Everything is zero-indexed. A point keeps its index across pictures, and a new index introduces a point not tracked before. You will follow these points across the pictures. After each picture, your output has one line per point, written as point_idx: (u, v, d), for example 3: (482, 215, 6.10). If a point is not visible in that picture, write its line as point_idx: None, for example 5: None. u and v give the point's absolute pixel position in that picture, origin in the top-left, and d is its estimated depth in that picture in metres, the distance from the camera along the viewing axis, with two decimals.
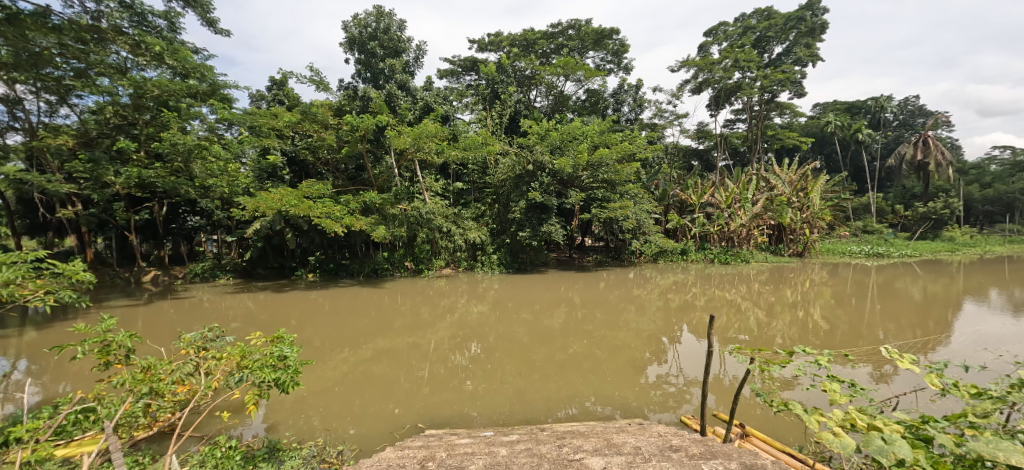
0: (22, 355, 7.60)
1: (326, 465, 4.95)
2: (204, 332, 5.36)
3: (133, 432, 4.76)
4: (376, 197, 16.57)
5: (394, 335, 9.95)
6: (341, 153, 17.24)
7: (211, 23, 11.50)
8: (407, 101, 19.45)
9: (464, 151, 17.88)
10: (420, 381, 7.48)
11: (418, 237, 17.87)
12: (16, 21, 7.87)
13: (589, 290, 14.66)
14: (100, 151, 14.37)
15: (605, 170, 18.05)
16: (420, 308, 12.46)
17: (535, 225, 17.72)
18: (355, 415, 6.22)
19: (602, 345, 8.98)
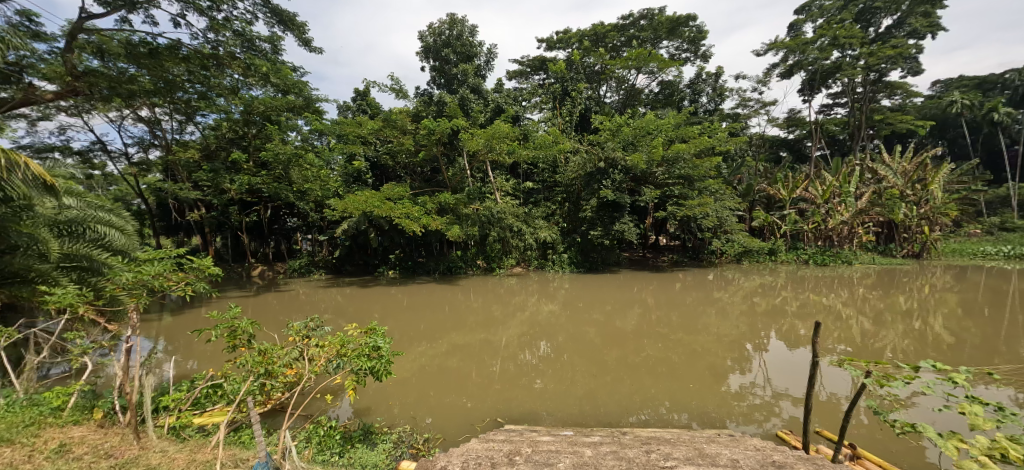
0: (162, 336, 8.86)
1: (414, 450, 5.24)
2: (308, 321, 5.77)
3: (251, 408, 5.37)
4: (451, 198, 17.17)
5: (470, 331, 10.30)
6: (418, 156, 18.07)
7: (305, 43, 12.61)
8: (480, 103, 19.94)
9: (536, 151, 17.98)
10: (495, 378, 7.66)
11: (489, 236, 18.30)
12: (157, 54, 9.28)
13: (665, 291, 14.15)
14: (219, 162, 16.43)
15: (682, 166, 17.31)
16: (493, 306, 12.77)
17: (608, 224, 17.41)
18: (432, 407, 6.52)
19: (679, 349, 8.67)
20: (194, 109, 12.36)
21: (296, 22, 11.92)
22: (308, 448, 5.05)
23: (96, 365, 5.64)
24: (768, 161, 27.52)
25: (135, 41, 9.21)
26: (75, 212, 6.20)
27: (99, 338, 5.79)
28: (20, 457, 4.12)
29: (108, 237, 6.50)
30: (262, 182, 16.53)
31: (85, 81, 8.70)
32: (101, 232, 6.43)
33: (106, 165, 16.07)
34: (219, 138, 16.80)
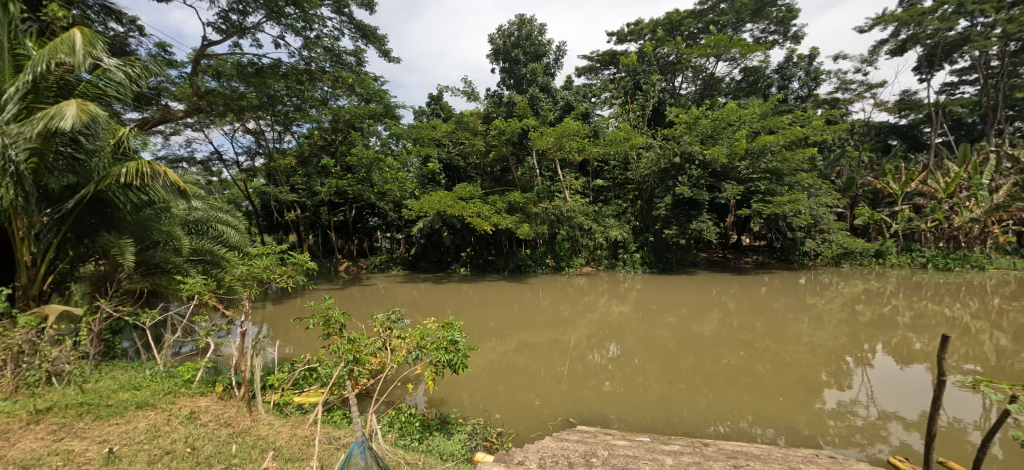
0: (266, 322, 9.98)
1: (488, 443, 5.52)
2: (390, 313, 6.21)
3: (341, 391, 5.92)
4: (520, 197, 17.48)
5: (539, 330, 10.51)
6: (489, 156, 18.61)
7: (385, 54, 13.48)
8: (549, 102, 20.10)
9: (607, 148, 17.78)
10: (565, 378, 7.77)
11: (559, 235, 18.42)
12: (262, 73, 10.46)
13: (746, 295, 13.43)
14: (312, 168, 18.08)
15: (768, 160, 16.24)
16: (561, 305, 12.90)
17: (684, 223, 16.75)
18: (502, 402, 6.78)
19: (765, 359, 8.22)
20: (291, 120, 13.66)
21: (376, 35, 12.79)
22: (391, 432, 5.51)
23: (217, 345, 6.51)
24: (875, 150, 24.94)
25: (245, 63, 10.42)
26: (201, 213, 7.20)
27: (219, 323, 6.67)
28: (161, 418, 4.83)
29: (226, 235, 7.44)
30: (348, 185, 17.93)
31: (208, 99, 10.03)
32: (219, 231, 7.37)
33: (221, 172, 18.31)
34: (312, 145, 18.41)
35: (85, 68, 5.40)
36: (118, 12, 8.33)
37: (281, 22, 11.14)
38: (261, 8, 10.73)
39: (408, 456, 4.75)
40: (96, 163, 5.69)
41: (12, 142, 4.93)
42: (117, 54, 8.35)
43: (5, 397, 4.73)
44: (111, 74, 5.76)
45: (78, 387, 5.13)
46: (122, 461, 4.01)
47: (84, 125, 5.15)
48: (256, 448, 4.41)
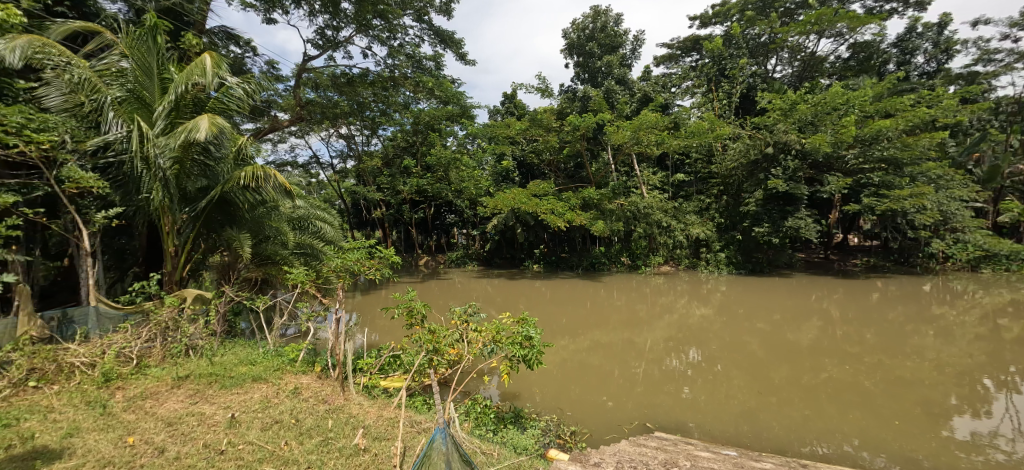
0: (355, 311, 10.95)
1: (561, 441, 5.59)
2: (467, 307, 6.50)
3: (422, 379, 6.34)
4: (594, 193, 17.33)
5: (614, 330, 10.42)
6: (563, 153, 18.66)
7: (462, 57, 14.04)
8: (626, 94, 19.68)
9: (688, 140, 17.06)
10: (641, 382, 7.61)
11: (635, 232, 18.04)
12: (353, 83, 11.42)
13: (852, 302, 12.20)
14: (395, 168, 19.38)
15: (884, 147, 14.63)
16: (636, 305, 12.67)
17: (776, 219, 15.56)
18: (574, 402, 6.84)
19: (876, 375, 7.43)
20: (376, 123, 14.66)
21: (453, 40, 13.39)
22: (468, 421, 5.78)
23: (315, 330, 7.24)
24: None
25: (338, 74, 11.39)
26: (304, 211, 8.08)
27: (317, 310, 7.43)
28: (271, 391, 5.47)
29: (322, 230, 8.33)
30: (427, 183, 18.84)
31: (312, 109, 11.23)
32: (317, 227, 8.26)
33: (318, 173, 20.13)
34: (395, 147, 19.60)
35: (213, 86, 6.30)
36: (237, 37, 9.50)
37: (368, 34, 12.03)
38: (351, 22, 11.64)
39: (484, 446, 4.96)
40: (221, 168, 6.59)
41: (161, 152, 5.88)
42: (235, 73, 9.54)
43: (156, 364, 5.66)
44: (233, 90, 6.66)
45: (208, 359, 5.98)
46: (241, 426, 4.59)
47: (213, 136, 6.01)
48: (348, 424, 4.81)
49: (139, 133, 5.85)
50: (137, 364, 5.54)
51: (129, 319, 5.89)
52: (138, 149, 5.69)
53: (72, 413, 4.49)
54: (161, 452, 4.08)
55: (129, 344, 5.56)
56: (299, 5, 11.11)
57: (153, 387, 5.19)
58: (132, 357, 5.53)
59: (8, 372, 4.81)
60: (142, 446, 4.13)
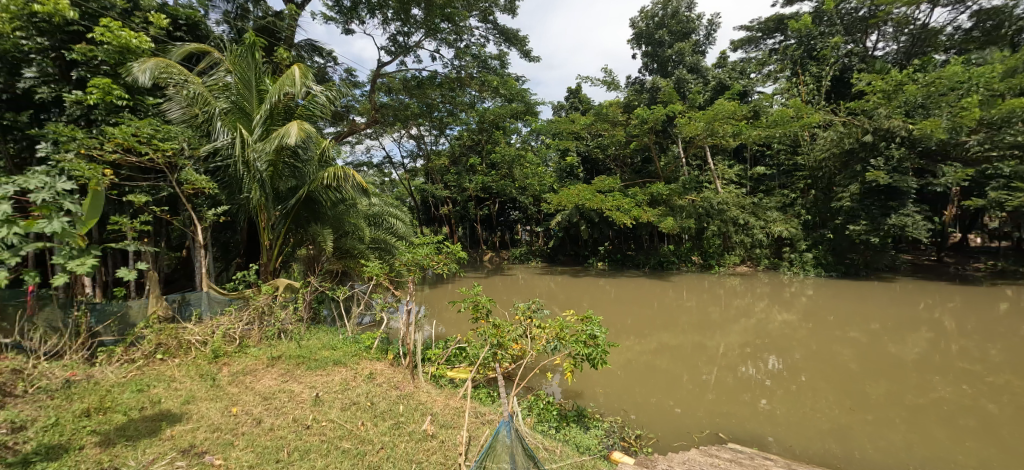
0: (425, 303, 11.55)
1: (625, 444, 5.54)
2: (530, 303, 6.58)
3: (486, 371, 6.56)
4: (664, 189, 16.85)
5: (683, 333, 10.05)
6: (630, 147, 18.26)
7: (526, 54, 14.20)
8: (698, 83, 18.90)
9: (769, 129, 16.02)
10: (712, 388, 7.24)
11: (708, 230, 17.31)
12: (421, 87, 12.13)
13: (972, 314, 10.75)
14: (461, 166, 20.09)
15: (1019, 130, 11.94)
16: (709, 308, 12.12)
17: (877, 215, 13.79)
18: (640, 405, 6.67)
19: (1001, 398, 6.51)
20: (443, 123, 15.13)
21: (518, 38, 13.59)
22: (531, 416, 5.88)
23: (388, 320, 7.68)
24: None
25: (408, 78, 12.09)
26: (378, 208, 8.65)
27: (389, 301, 7.90)
28: (350, 375, 5.94)
29: (395, 226, 8.87)
30: (492, 181, 19.50)
31: (389, 112, 12.06)
32: (391, 223, 8.81)
33: (390, 173, 21.24)
34: (461, 146, 20.12)
35: (301, 94, 6.91)
36: (320, 49, 10.29)
37: (436, 37, 12.51)
38: (421, 27, 12.17)
39: (547, 442, 5.00)
40: (308, 169, 7.22)
41: (258, 156, 6.58)
42: (318, 81, 10.31)
43: (255, 344, 6.37)
44: (317, 97, 7.28)
45: (297, 342, 6.62)
46: (324, 405, 5.04)
47: (301, 140, 6.62)
48: (417, 411, 5.10)
49: (241, 139, 6.59)
50: (239, 343, 6.25)
51: (232, 303, 6.66)
52: (241, 154, 6.44)
53: (188, 384, 5.17)
54: (258, 423, 4.58)
55: (233, 326, 6.29)
56: (375, 14, 11.79)
57: (252, 365, 5.84)
58: (235, 337, 6.25)
59: (141, 345, 5.67)
60: (243, 417, 4.65)
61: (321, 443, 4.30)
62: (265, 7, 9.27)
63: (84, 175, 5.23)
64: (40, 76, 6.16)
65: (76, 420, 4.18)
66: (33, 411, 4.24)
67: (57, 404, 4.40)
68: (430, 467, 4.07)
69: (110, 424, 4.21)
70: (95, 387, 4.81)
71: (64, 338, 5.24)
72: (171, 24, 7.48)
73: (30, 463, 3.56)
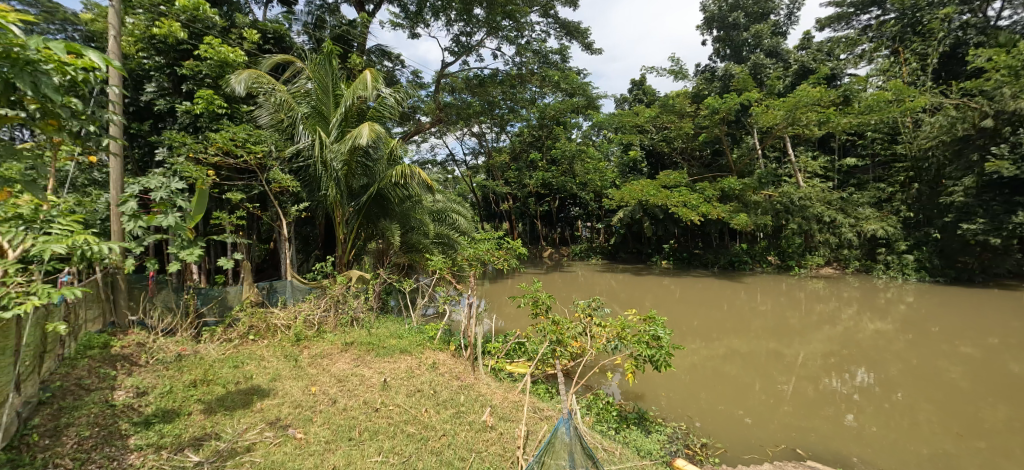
0: (485, 297, 11.87)
1: (689, 452, 5.24)
2: (590, 301, 6.55)
3: (545, 367, 6.63)
4: (736, 183, 16.10)
5: (756, 338, 9.26)
6: (698, 139, 17.54)
7: (587, 47, 14.10)
8: (778, 68, 17.73)
9: (861, 117, 14.62)
10: (789, 401, 6.56)
11: (788, 227, 16.13)
12: (483, 85, 12.54)
13: None
14: (522, 163, 20.29)
15: None
16: (786, 312, 11.36)
17: (998, 212, 12.10)
18: (706, 412, 6.22)
19: None
20: (504, 120, 15.31)
21: (580, 31, 13.52)
22: (589, 415, 5.81)
23: (450, 313, 7.94)
24: None
25: (471, 77, 12.56)
26: (443, 205, 9.08)
27: (451, 294, 8.18)
28: (415, 363, 6.27)
29: (457, 222, 9.23)
30: (553, 176, 19.55)
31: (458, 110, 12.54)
32: (454, 220, 9.18)
33: (453, 170, 21.94)
34: (522, 142, 20.22)
35: (372, 97, 7.39)
36: (389, 53, 10.86)
37: (498, 35, 12.74)
38: (482, 26, 12.42)
39: (606, 443, 4.93)
40: (378, 168, 7.67)
41: (334, 156, 7.06)
42: (386, 83, 10.88)
43: (331, 330, 6.90)
44: (386, 99, 7.70)
45: (367, 330, 7.08)
46: (391, 390, 5.39)
47: (373, 141, 7.05)
48: (477, 402, 5.31)
49: (320, 141, 7.10)
50: (318, 329, 6.81)
51: (311, 292, 7.25)
52: (319, 155, 6.97)
53: (273, 363, 5.72)
54: (333, 403, 4.97)
55: (313, 313, 6.85)
56: (439, 17, 12.22)
57: (328, 349, 6.34)
58: (314, 323, 6.81)
59: (236, 327, 6.35)
60: (320, 396, 5.09)
61: (388, 426, 4.59)
62: (340, 16, 9.88)
63: (192, 176, 5.92)
64: (159, 90, 7.07)
65: (185, 389, 4.77)
66: (152, 379, 4.89)
67: (170, 374, 5.05)
68: (489, 457, 4.23)
69: (211, 395, 4.77)
70: (199, 361, 5.46)
71: (177, 318, 6.03)
72: (261, 38, 8.21)
73: (150, 423, 4.12)
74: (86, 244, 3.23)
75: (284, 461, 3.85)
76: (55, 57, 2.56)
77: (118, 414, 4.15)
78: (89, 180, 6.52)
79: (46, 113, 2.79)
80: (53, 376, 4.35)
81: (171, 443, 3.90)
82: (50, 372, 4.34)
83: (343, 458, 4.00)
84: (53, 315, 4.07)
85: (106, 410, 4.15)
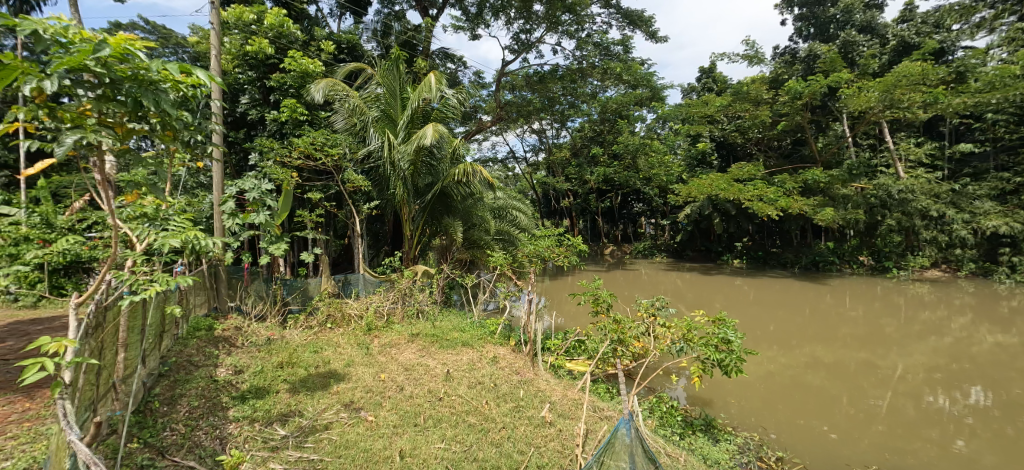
0: (545, 294, 11.99)
1: (762, 464, 4.99)
2: (654, 301, 6.39)
3: (605, 367, 6.60)
4: (821, 175, 14.97)
5: (843, 347, 8.55)
6: (776, 128, 16.47)
7: (652, 35, 13.74)
8: (874, 45, 16.08)
9: (979, 95, 13.05)
10: (882, 417, 6.02)
11: (884, 225, 14.88)
12: (544, 82, 12.68)
13: None
14: (583, 158, 20.05)
15: None
16: (880, 320, 10.41)
17: None
18: (783, 424, 5.88)
19: None
20: (565, 115, 15.19)
21: (644, 19, 13.20)
22: (651, 418, 5.72)
23: (510, 308, 8.09)
24: None
25: (531, 73, 12.83)
26: (503, 202, 9.29)
27: (512, 290, 8.34)
28: (476, 356, 6.49)
29: (517, 219, 9.42)
30: (615, 171, 19.23)
31: (522, 107, 12.80)
32: (514, 216, 9.37)
33: (514, 167, 22.21)
34: (582, 137, 19.75)
35: (436, 99, 7.67)
36: (452, 55, 11.23)
37: (558, 30, 12.76)
38: (542, 22, 12.51)
39: (669, 448, 4.86)
40: (441, 167, 7.96)
41: (400, 157, 7.43)
42: (450, 84, 11.30)
43: (399, 322, 7.33)
44: (449, 100, 7.98)
45: (432, 323, 7.42)
46: (454, 381, 5.64)
47: (436, 141, 7.34)
48: (537, 397, 5.43)
49: (388, 143, 7.52)
50: (387, 319, 7.25)
51: (381, 285, 7.70)
52: (388, 156, 7.38)
53: (348, 350, 6.17)
54: (400, 390, 5.30)
55: (383, 304, 7.30)
56: (499, 17, 12.45)
57: (396, 340, 6.73)
58: (384, 314, 7.25)
59: (317, 316, 6.93)
60: (389, 382, 5.44)
61: (450, 415, 4.83)
62: (406, 23, 10.43)
63: (279, 178, 6.53)
64: (252, 102, 7.90)
65: (274, 370, 5.30)
66: (248, 360, 5.47)
67: (261, 356, 5.61)
68: (548, 453, 4.33)
69: (295, 376, 5.26)
70: (285, 345, 6.00)
71: (266, 305, 6.74)
72: (336, 48, 8.83)
73: (245, 398, 4.62)
74: (195, 239, 3.70)
75: (357, 441, 4.18)
76: (171, 76, 2.95)
77: (220, 388, 4.70)
78: (197, 183, 7.43)
79: (165, 125, 3.24)
80: (169, 353, 5.01)
81: (263, 416, 4.36)
82: (168, 350, 5.00)
83: (410, 443, 4.26)
84: (171, 299, 4.69)
85: (210, 384, 4.72)
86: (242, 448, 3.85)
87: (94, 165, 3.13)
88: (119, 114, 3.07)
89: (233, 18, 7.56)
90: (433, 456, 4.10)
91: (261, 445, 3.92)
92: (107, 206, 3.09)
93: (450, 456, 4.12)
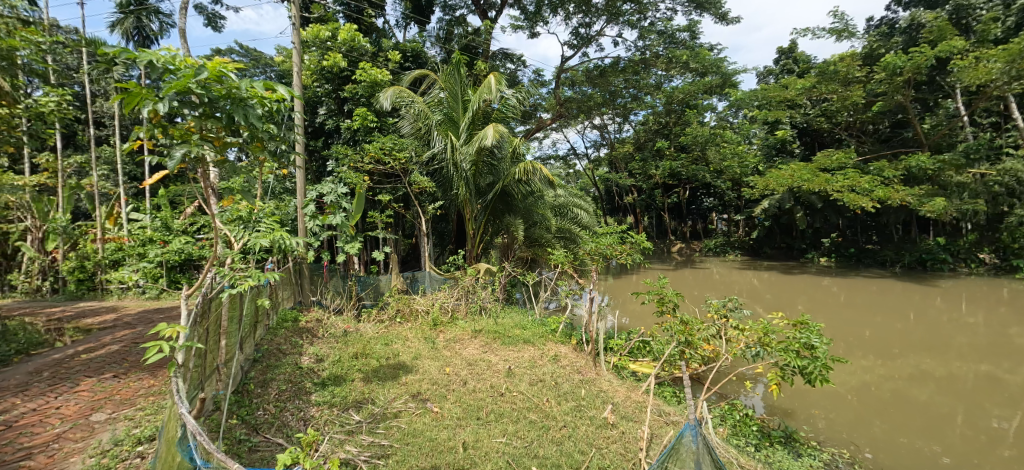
0: (609, 293, 11.82)
1: None
2: (726, 300, 6.05)
3: (672, 369, 6.40)
4: (926, 160, 13.39)
5: (958, 359, 7.62)
6: (871, 109, 14.96)
7: (721, 18, 13.09)
8: (995, 7, 13.97)
9: None
10: (1009, 442, 5.33)
11: (1011, 219, 13.03)
12: (605, 75, 12.51)
13: None
14: (648, 152, 19.44)
15: None
16: (1007, 329, 9.12)
17: None
18: (880, 442, 5.38)
19: None
20: (628, 108, 14.81)
21: (712, 2, 12.59)
22: (723, 426, 5.49)
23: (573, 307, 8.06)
24: None
25: (592, 68, 12.73)
26: (564, 199, 9.29)
27: (574, 289, 8.33)
28: (537, 354, 6.57)
29: (579, 216, 9.39)
30: (682, 165, 18.48)
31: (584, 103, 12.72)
32: (576, 214, 9.33)
33: (577, 164, 22.09)
34: (647, 131, 19.19)
35: (496, 99, 7.81)
36: (511, 55, 11.39)
37: (619, 21, 12.49)
38: (602, 14, 12.30)
39: (743, 459, 4.65)
40: (502, 166, 8.07)
41: (464, 158, 7.65)
42: (510, 83, 11.45)
43: (464, 318, 7.58)
44: (509, 100, 8.12)
45: (495, 320, 7.61)
46: (516, 377, 5.77)
47: (497, 141, 7.47)
48: (599, 398, 5.42)
49: (451, 144, 7.78)
50: (451, 315, 7.52)
51: (447, 282, 8.02)
52: (451, 157, 7.64)
53: (415, 343, 6.52)
54: (464, 384, 5.51)
55: (448, 301, 7.58)
56: (557, 12, 12.43)
57: (460, 336, 6.98)
58: (449, 310, 7.53)
59: (388, 311, 7.36)
60: (453, 376, 5.66)
61: (512, 410, 4.96)
62: (467, 27, 10.75)
63: (353, 182, 6.99)
64: (329, 112, 8.55)
65: (351, 360, 5.71)
66: (327, 350, 5.94)
67: (339, 346, 6.07)
68: (610, 454, 4.32)
69: (368, 366, 5.63)
70: (360, 337, 6.46)
71: (344, 300, 7.29)
72: (403, 57, 9.29)
73: (325, 385, 5.03)
74: (282, 239, 4.08)
75: (424, 430, 4.41)
76: (257, 93, 3.28)
77: (304, 375, 5.15)
78: (284, 188, 8.18)
79: (254, 137, 3.61)
80: (262, 342, 5.58)
81: (341, 402, 4.73)
82: (261, 339, 5.58)
83: (472, 435, 4.44)
84: (263, 294, 5.22)
85: (296, 371, 5.19)
86: (323, 429, 4.20)
87: (200, 176, 3.56)
88: (217, 129, 3.46)
89: (312, 37, 8.25)
90: (495, 450, 4.24)
91: (338, 428, 4.24)
92: (211, 211, 3.50)
93: (512, 451, 4.24)
